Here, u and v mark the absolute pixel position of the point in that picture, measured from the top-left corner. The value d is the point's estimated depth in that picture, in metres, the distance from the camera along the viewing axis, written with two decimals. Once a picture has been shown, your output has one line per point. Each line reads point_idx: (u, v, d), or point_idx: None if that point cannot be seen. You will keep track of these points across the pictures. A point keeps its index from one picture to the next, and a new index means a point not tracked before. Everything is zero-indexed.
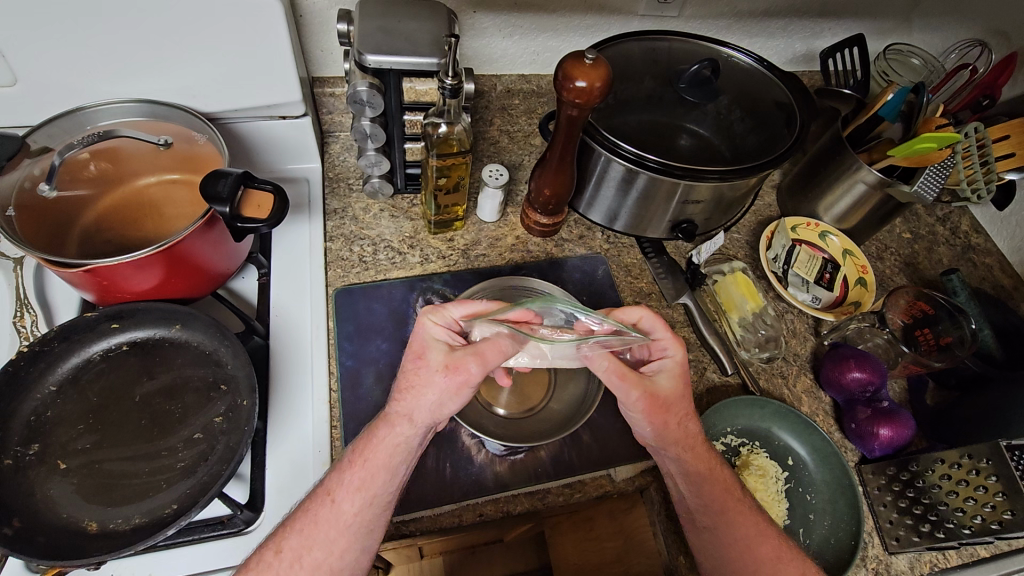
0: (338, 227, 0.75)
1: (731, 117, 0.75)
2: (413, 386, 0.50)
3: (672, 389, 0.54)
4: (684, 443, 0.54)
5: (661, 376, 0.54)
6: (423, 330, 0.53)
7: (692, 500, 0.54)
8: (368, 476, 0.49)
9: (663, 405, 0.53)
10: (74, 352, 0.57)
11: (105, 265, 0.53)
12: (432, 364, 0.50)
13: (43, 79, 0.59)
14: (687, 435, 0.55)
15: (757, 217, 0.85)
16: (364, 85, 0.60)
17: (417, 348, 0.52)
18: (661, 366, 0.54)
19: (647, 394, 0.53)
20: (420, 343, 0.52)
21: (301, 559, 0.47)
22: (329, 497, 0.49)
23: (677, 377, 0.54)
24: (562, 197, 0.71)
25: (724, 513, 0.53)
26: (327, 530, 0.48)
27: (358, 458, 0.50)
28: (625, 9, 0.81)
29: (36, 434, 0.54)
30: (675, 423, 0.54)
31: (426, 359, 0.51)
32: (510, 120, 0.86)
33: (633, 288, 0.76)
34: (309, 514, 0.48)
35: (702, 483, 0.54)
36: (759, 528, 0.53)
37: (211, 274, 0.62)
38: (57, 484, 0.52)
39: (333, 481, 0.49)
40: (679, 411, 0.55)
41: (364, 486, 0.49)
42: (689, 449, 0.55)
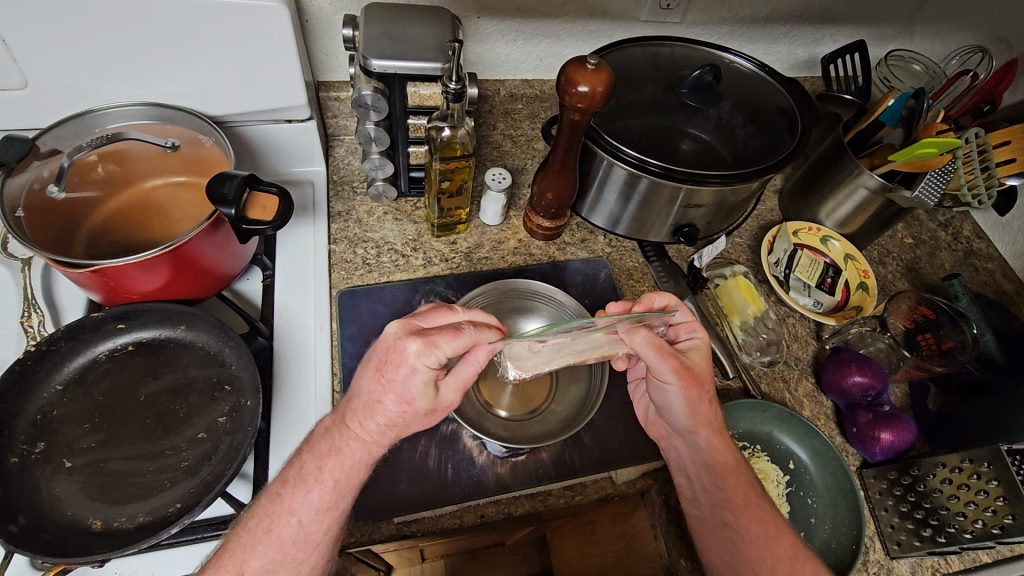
0: (342, 229, 0.75)
1: (732, 122, 0.75)
2: (393, 422, 0.47)
3: (702, 366, 0.57)
4: (712, 424, 0.56)
5: (693, 353, 0.57)
6: (410, 373, 0.45)
7: (710, 495, 0.54)
8: (334, 494, 0.47)
9: (697, 379, 0.55)
10: (80, 351, 0.58)
11: (113, 265, 0.54)
12: (417, 408, 0.47)
13: (53, 83, 0.59)
14: (716, 416, 0.56)
15: (758, 221, 0.86)
16: (369, 89, 0.61)
17: (406, 396, 0.46)
18: (693, 345, 0.57)
19: (683, 367, 0.54)
20: (412, 391, 0.46)
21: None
22: (292, 517, 0.46)
23: (707, 356, 0.57)
24: (564, 200, 0.72)
25: (747, 509, 0.53)
26: (292, 550, 0.45)
27: (324, 477, 0.46)
28: (627, 15, 0.82)
29: (42, 433, 0.55)
30: (706, 401, 0.55)
31: (415, 407, 0.47)
32: (513, 124, 0.87)
33: (634, 291, 0.77)
34: (272, 535, 0.45)
35: (726, 470, 0.54)
36: (778, 525, 0.52)
37: (215, 276, 0.63)
38: (62, 482, 0.53)
39: (296, 499, 0.46)
40: (709, 391, 0.56)
41: (331, 505, 0.47)
42: (718, 432, 0.56)
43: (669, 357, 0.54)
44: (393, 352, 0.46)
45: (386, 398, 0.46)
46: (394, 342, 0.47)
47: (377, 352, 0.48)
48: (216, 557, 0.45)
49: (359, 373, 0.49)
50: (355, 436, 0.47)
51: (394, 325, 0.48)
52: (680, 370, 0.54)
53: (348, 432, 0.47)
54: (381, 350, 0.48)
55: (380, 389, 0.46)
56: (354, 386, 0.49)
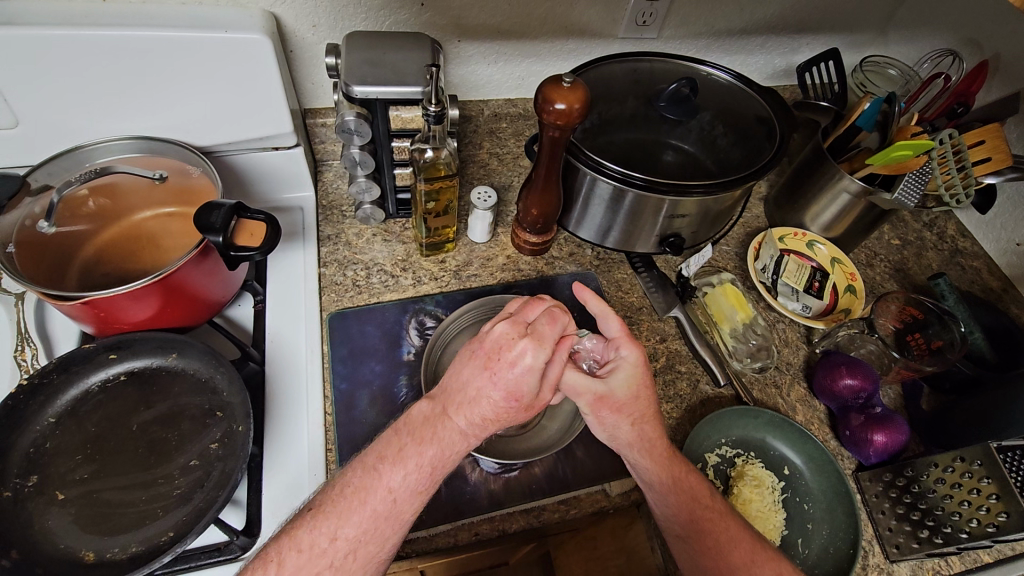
0: (332, 252, 0.76)
1: (714, 133, 0.77)
2: (497, 419, 0.48)
3: (628, 389, 0.53)
4: (642, 445, 0.55)
5: (618, 376, 0.53)
6: (524, 370, 0.47)
7: (662, 510, 0.55)
8: (429, 480, 0.46)
9: (614, 406, 0.53)
10: (73, 383, 0.59)
11: (104, 296, 0.54)
12: (520, 404, 0.48)
13: (45, 121, 0.61)
14: (643, 437, 0.55)
15: (745, 229, 0.86)
16: (352, 115, 0.63)
17: (516, 393, 0.47)
18: (620, 365, 0.54)
19: (597, 399, 0.53)
20: (522, 389, 0.47)
21: (356, 551, 0.44)
22: (388, 495, 0.45)
23: (635, 376, 0.54)
24: (550, 215, 0.73)
25: (693, 523, 0.53)
26: (383, 526, 0.44)
27: (424, 462, 0.46)
28: (605, 33, 0.84)
29: (35, 466, 0.55)
30: (627, 425, 0.54)
31: (521, 402, 0.47)
32: (499, 143, 0.88)
33: (624, 303, 0.77)
34: (367, 508, 0.44)
35: (666, 487, 0.54)
36: (729, 533, 0.53)
37: (207, 303, 0.64)
38: (55, 515, 0.53)
39: (394, 478, 0.45)
40: (634, 413, 0.54)
41: (423, 489, 0.46)
42: (651, 453, 0.55)
43: (584, 394, 0.53)
44: (506, 350, 0.47)
45: (495, 393, 0.46)
46: (506, 341, 0.48)
47: (484, 346, 0.48)
48: (310, 518, 0.45)
49: (460, 366, 0.49)
50: (456, 428, 0.47)
51: (504, 324, 0.49)
52: (593, 401, 0.53)
53: (450, 424, 0.47)
54: (490, 345, 0.48)
55: (488, 383, 0.47)
56: (454, 377, 0.49)
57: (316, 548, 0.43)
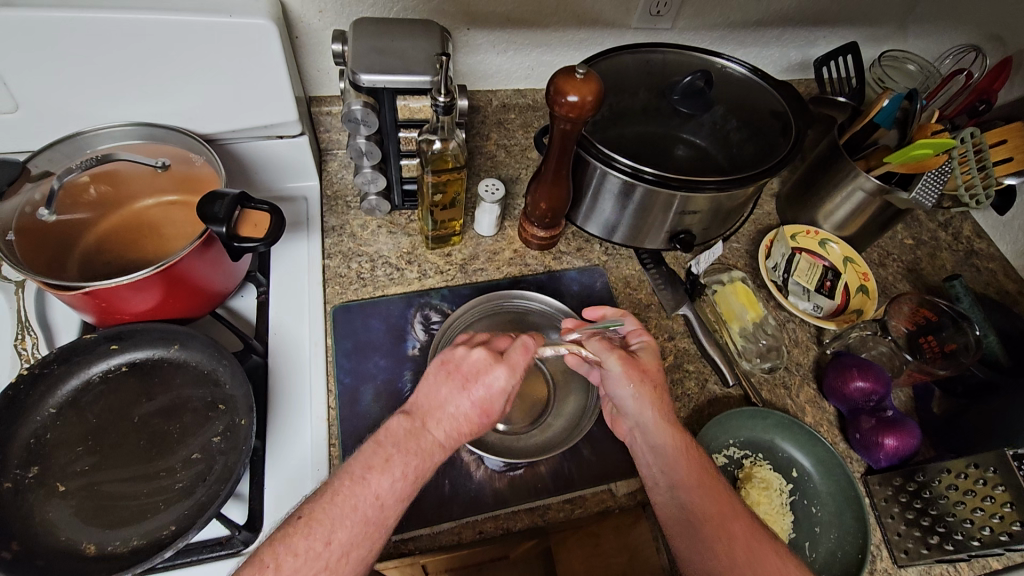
0: (337, 244, 0.75)
1: (726, 126, 0.75)
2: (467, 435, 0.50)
3: (650, 365, 0.57)
4: (661, 409, 0.55)
5: (643, 353, 0.58)
6: (499, 391, 0.50)
7: (669, 478, 0.53)
8: (413, 488, 0.46)
9: (641, 370, 0.56)
10: (73, 374, 0.58)
11: (105, 286, 0.54)
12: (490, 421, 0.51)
13: (46, 106, 0.60)
14: (664, 403, 0.55)
15: (756, 225, 0.85)
16: (358, 104, 0.61)
17: (489, 411, 0.50)
18: (638, 353, 0.58)
19: (628, 358, 0.56)
20: (494, 408, 0.50)
21: (349, 554, 0.43)
22: (376, 501, 0.44)
23: (654, 355, 0.58)
24: (559, 210, 0.72)
25: (701, 491, 0.52)
26: (372, 529, 0.44)
27: (409, 471, 0.46)
28: (618, 23, 0.82)
29: (36, 457, 0.54)
30: (652, 388, 0.55)
31: (489, 420, 0.51)
32: (507, 134, 0.87)
33: (633, 300, 0.76)
34: (358, 513, 0.44)
35: (675, 455, 0.54)
36: (732, 506, 0.52)
37: (209, 294, 0.63)
38: (56, 506, 0.52)
39: (382, 485, 0.45)
40: (655, 382, 0.56)
41: (407, 496, 0.46)
42: (669, 418, 0.55)
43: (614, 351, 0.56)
44: (483, 373, 0.50)
45: (468, 408, 0.49)
46: (484, 364, 0.51)
47: (461, 367, 0.51)
48: (301, 524, 0.43)
49: (433, 386, 0.50)
50: (436, 439, 0.48)
51: (481, 350, 0.52)
52: (623, 361, 0.56)
53: (429, 435, 0.48)
54: (467, 368, 0.51)
55: (466, 401, 0.49)
56: (427, 394, 0.50)
57: (310, 553, 0.42)
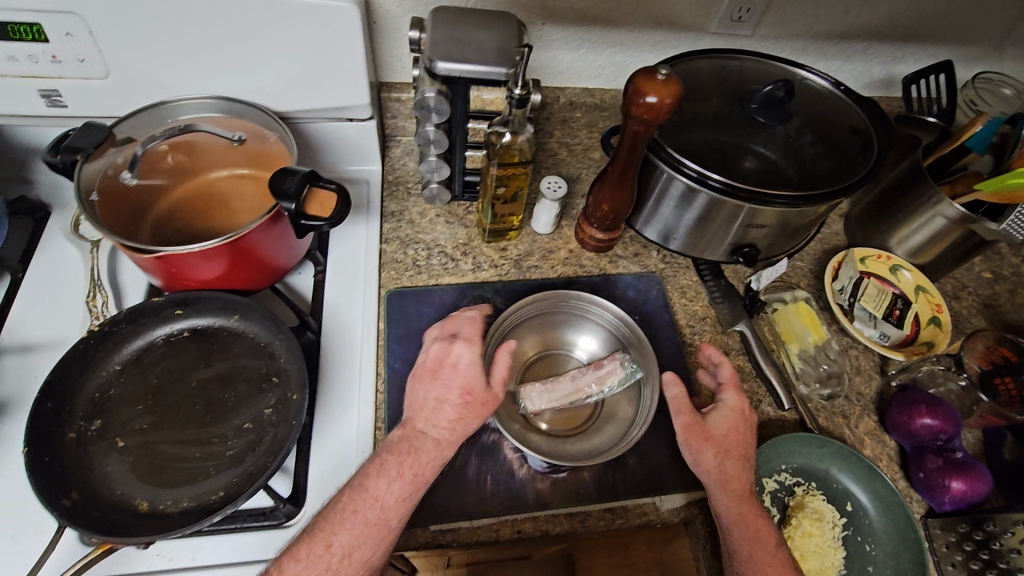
0: (395, 229, 0.76)
1: (800, 140, 0.72)
2: (460, 419, 0.53)
3: (721, 426, 0.57)
4: (723, 476, 0.54)
5: (715, 414, 0.58)
6: (468, 368, 0.55)
7: (725, 543, 0.53)
8: (412, 485, 0.50)
9: (706, 434, 0.56)
10: (139, 334, 0.60)
11: (176, 253, 0.55)
12: (478, 394, 0.54)
13: (135, 75, 0.62)
14: (728, 470, 0.54)
15: (822, 245, 0.81)
16: (432, 91, 0.61)
17: (470, 387, 0.54)
18: (722, 406, 0.58)
19: (693, 422, 0.56)
20: (471, 380, 0.55)
21: (350, 555, 0.47)
22: (375, 502, 0.48)
23: (732, 415, 0.58)
24: (620, 212, 0.70)
25: (748, 557, 0.51)
26: (372, 529, 0.48)
27: (405, 469, 0.50)
28: (696, 26, 0.80)
29: (99, 411, 0.56)
30: (713, 453, 0.55)
31: (475, 396, 0.54)
32: (570, 133, 0.86)
33: (687, 311, 0.74)
34: (358, 515, 0.48)
35: (731, 519, 0.53)
36: (775, 558, 0.51)
37: (270, 268, 0.64)
38: (114, 461, 0.54)
39: (379, 487, 0.49)
40: (722, 446, 0.55)
41: (407, 496, 0.50)
42: (734, 485, 0.54)
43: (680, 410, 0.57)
44: (447, 360, 0.57)
45: (452, 393, 0.54)
46: (442, 354, 0.58)
47: (427, 364, 0.58)
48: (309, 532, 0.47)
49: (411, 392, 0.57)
50: (429, 437, 0.52)
51: (434, 345, 0.59)
52: (686, 426, 0.56)
53: (424, 435, 0.52)
54: (432, 362, 0.58)
55: (441, 387, 0.55)
56: (411, 402, 0.56)
57: (312, 556, 0.46)
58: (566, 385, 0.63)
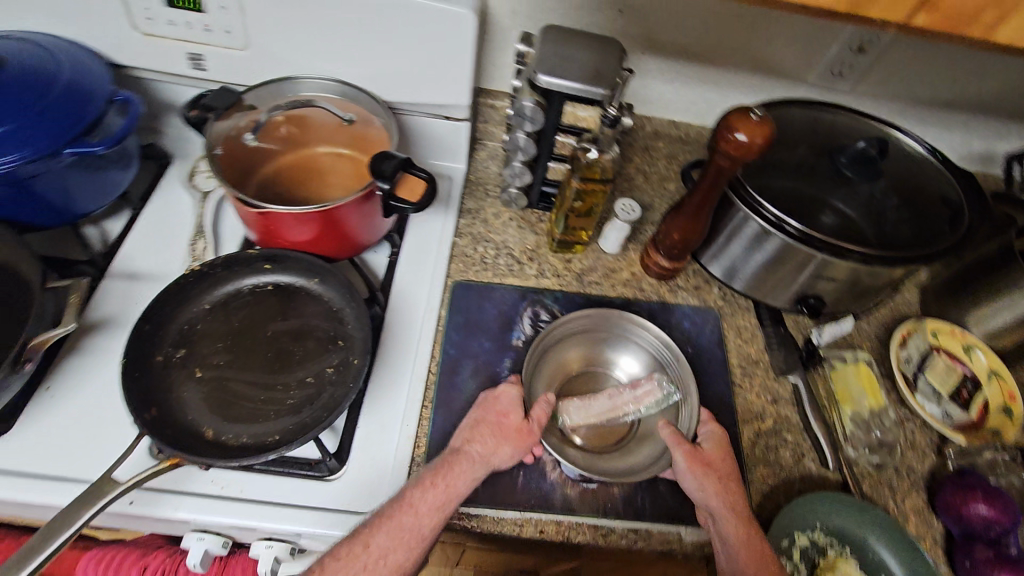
0: (469, 225, 0.79)
1: (884, 203, 0.71)
2: (495, 437, 0.57)
3: (714, 453, 0.60)
4: (725, 498, 0.56)
5: (706, 442, 0.61)
6: (506, 396, 0.61)
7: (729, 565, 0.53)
8: (445, 496, 0.53)
9: (705, 460, 0.58)
10: (230, 280, 0.66)
11: (278, 212, 0.60)
12: (513, 420, 0.59)
13: (270, 50, 0.69)
14: (729, 493, 0.57)
15: (892, 311, 0.79)
16: (530, 101, 0.66)
17: (504, 411, 0.59)
18: (708, 437, 0.61)
19: (690, 449, 0.59)
20: (507, 408, 0.60)
21: (385, 557, 0.50)
22: (411, 509, 0.52)
23: (721, 445, 0.61)
24: (689, 244, 0.71)
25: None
26: (406, 535, 0.51)
27: (439, 481, 0.54)
28: (794, 75, 0.80)
29: (185, 341, 0.62)
30: (715, 477, 0.57)
31: (509, 420, 0.59)
32: (650, 161, 0.87)
33: (741, 352, 0.74)
34: (393, 520, 0.51)
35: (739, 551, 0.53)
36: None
37: (353, 241, 0.69)
38: (190, 388, 0.59)
39: (415, 495, 0.53)
40: (720, 472, 0.58)
41: (442, 506, 0.53)
42: (733, 508, 0.56)
43: (676, 438, 0.59)
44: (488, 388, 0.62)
45: (488, 416, 0.59)
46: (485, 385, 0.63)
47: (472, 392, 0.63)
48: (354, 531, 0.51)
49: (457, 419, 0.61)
50: (468, 453, 0.56)
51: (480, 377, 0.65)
52: (687, 453, 0.58)
53: (463, 453, 0.56)
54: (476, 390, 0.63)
55: (480, 411, 0.60)
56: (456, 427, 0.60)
57: (350, 553, 0.49)
58: (602, 403, 0.65)
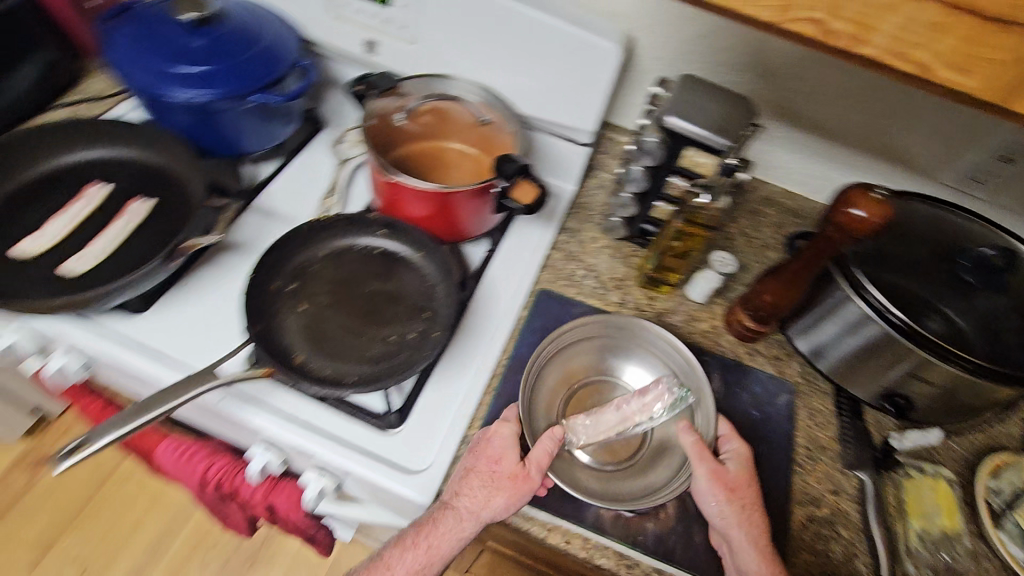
0: (565, 243, 0.83)
1: (1004, 321, 0.66)
2: (482, 488, 0.56)
3: (737, 476, 0.60)
4: (746, 526, 0.56)
5: (730, 463, 0.60)
6: (501, 443, 0.59)
7: None
8: (425, 558, 0.55)
9: (728, 483, 0.58)
10: (348, 235, 0.73)
11: (406, 183, 0.68)
12: (504, 468, 0.57)
13: (435, 49, 0.78)
14: (750, 520, 0.57)
15: (989, 438, 0.73)
16: (654, 137, 0.70)
17: (496, 457, 0.57)
18: (732, 457, 0.61)
19: (715, 467, 0.59)
20: (502, 454, 0.58)
21: None
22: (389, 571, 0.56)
23: (745, 467, 0.60)
24: (779, 309, 0.71)
25: None
26: None
27: (419, 542, 0.56)
28: (926, 171, 0.79)
29: (298, 277, 0.69)
30: (738, 503, 0.57)
31: (502, 467, 0.57)
32: (755, 226, 0.87)
33: (809, 433, 0.71)
34: None
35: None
36: None
37: (459, 228, 0.75)
38: (291, 318, 0.66)
39: (395, 557, 0.56)
40: (743, 498, 0.58)
41: (422, 567, 0.56)
42: (755, 537, 0.56)
43: (701, 456, 0.59)
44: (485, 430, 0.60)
45: (479, 464, 0.58)
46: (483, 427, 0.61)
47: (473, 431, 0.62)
48: None
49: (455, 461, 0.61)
50: (456, 507, 0.56)
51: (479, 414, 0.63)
52: (711, 470, 0.58)
53: (449, 508, 0.56)
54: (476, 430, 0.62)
55: (475, 458, 0.59)
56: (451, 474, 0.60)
57: None
58: (612, 417, 0.63)
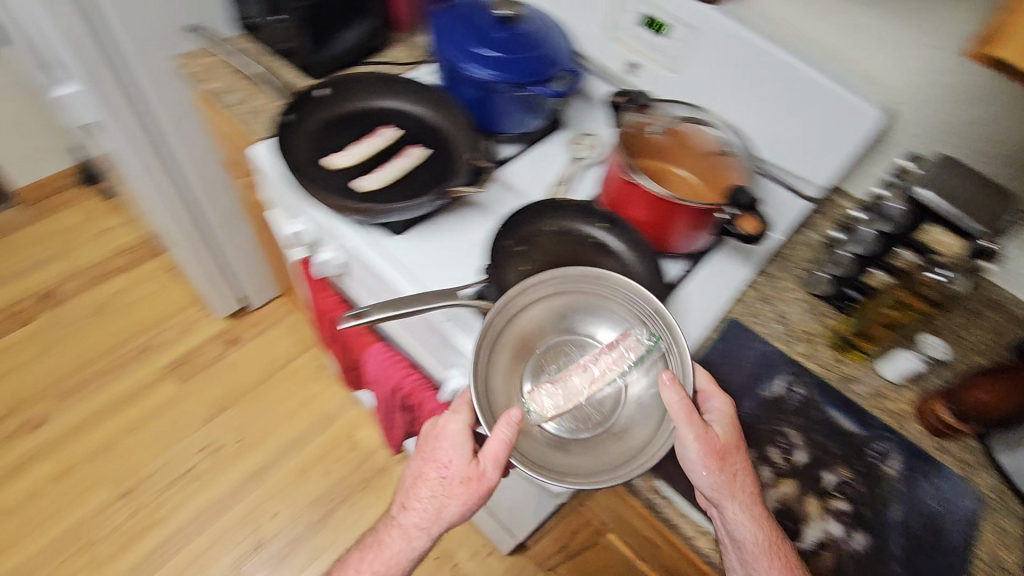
0: (760, 284, 0.84)
1: None
2: (435, 488, 0.65)
3: (727, 437, 0.61)
4: (747, 499, 0.58)
5: (717, 425, 0.62)
6: (450, 451, 0.64)
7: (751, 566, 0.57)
8: (391, 566, 0.68)
9: (721, 452, 0.59)
10: (577, 222, 0.81)
11: (645, 186, 0.76)
12: (454, 472, 0.64)
13: (695, 80, 0.87)
14: (742, 491, 0.59)
15: None
16: (898, 203, 0.71)
17: (447, 461, 0.64)
18: (717, 415, 0.63)
19: (707, 433, 0.59)
20: (451, 460, 0.64)
21: None
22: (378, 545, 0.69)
23: (733, 429, 0.62)
24: (996, 411, 0.67)
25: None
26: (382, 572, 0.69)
27: (389, 546, 0.68)
28: None
29: (525, 242, 0.78)
30: (728, 473, 0.59)
31: (451, 470, 0.64)
32: (970, 327, 0.82)
33: (993, 554, 0.64)
34: (372, 555, 0.70)
35: (759, 549, 0.57)
36: None
37: (670, 239, 0.80)
38: (513, 272, 0.75)
39: (376, 552, 0.69)
40: (733, 463, 0.60)
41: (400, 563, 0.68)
42: (757, 513, 0.58)
43: (692, 415, 0.59)
44: (431, 438, 0.66)
45: (429, 471, 0.65)
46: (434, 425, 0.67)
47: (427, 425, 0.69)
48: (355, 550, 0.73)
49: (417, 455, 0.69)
50: (414, 512, 0.66)
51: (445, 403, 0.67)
52: (701, 431, 0.59)
53: (398, 523, 0.67)
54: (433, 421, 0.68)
55: (423, 466, 0.67)
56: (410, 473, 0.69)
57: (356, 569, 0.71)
58: (579, 380, 0.64)
